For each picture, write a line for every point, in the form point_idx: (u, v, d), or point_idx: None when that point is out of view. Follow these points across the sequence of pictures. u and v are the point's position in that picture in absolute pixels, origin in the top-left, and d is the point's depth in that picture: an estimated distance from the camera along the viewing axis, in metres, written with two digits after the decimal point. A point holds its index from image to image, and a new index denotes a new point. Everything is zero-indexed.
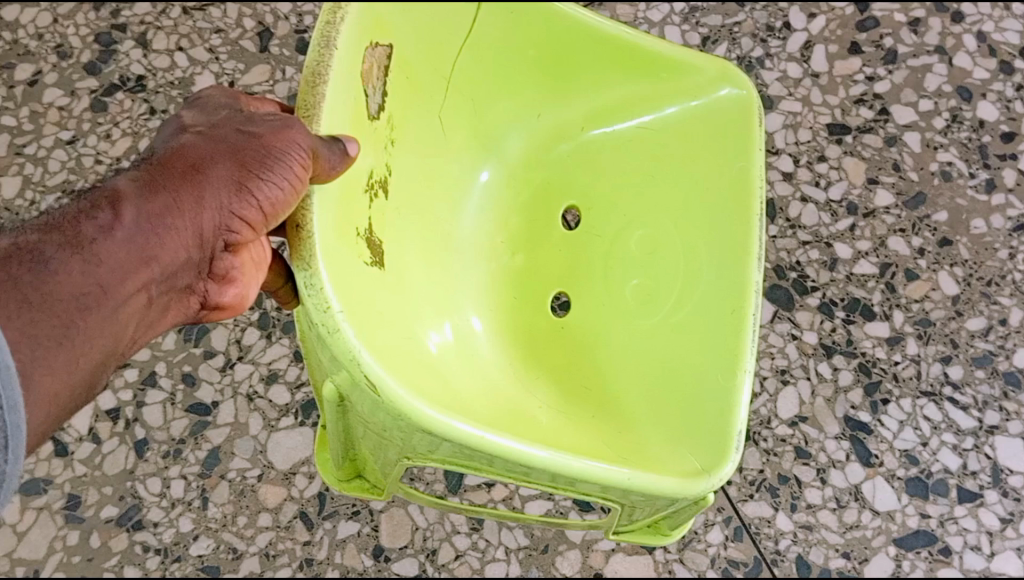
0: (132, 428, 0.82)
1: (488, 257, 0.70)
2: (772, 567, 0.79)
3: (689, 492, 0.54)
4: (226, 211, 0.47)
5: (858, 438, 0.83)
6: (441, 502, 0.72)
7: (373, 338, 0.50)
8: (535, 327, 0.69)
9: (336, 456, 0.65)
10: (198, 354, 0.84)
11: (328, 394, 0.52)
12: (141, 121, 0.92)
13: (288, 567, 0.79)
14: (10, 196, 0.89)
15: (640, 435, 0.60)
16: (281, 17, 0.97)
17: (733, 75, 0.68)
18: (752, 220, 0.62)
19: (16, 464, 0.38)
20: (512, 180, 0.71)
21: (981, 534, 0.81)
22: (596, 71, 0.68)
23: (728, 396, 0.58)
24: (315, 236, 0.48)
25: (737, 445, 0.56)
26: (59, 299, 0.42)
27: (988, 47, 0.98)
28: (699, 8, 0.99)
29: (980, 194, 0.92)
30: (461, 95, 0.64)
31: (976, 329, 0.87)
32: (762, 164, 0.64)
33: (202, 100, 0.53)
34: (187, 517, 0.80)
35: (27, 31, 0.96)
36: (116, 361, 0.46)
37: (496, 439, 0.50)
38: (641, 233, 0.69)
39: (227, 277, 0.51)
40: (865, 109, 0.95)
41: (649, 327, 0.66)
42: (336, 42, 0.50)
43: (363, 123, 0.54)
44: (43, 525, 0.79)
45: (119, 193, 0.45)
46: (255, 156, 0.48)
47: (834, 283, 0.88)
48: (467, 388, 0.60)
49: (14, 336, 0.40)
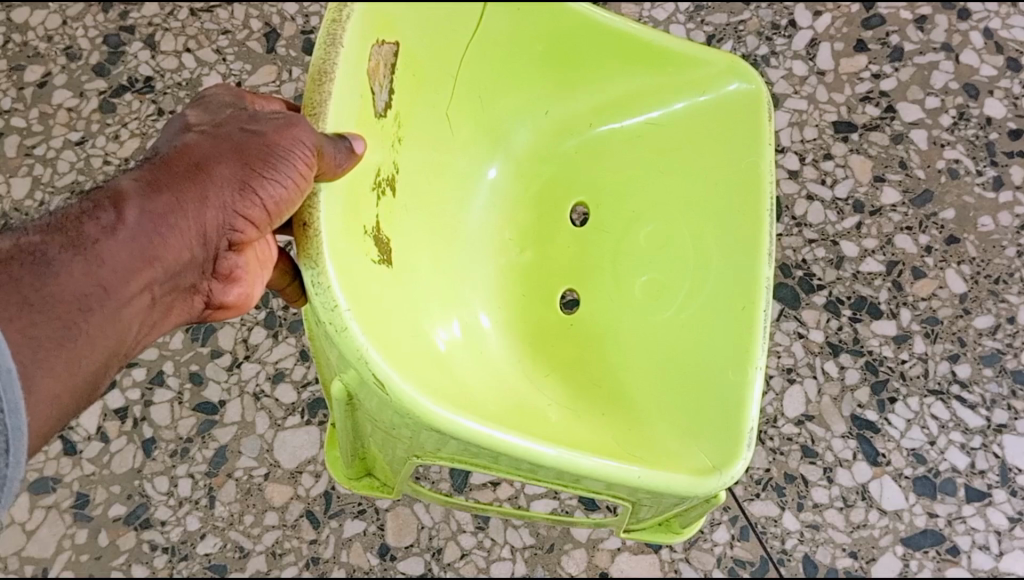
0: (140, 427, 0.82)
1: (497, 254, 0.70)
2: (779, 567, 0.79)
3: (700, 490, 0.54)
4: (231, 210, 0.48)
5: (865, 437, 0.83)
6: (450, 501, 0.72)
7: (381, 335, 0.50)
8: (544, 324, 0.69)
9: (345, 454, 0.65)
10: (205, 353, 0.85)
11: (337, 392, 0.53)
12: (149, 121, 0.93)
13: (294, 565, 0.79)
14: (20, 197, 0.89)
15: (650, 431, 0.60)
16: (288, 18, 0.98)
17: (742, 68, 0.67)
18: (762, 216, 0.62)
19: (18, 466, 0.39)
20: (520, 176, 0.72)
21: (989, 533, 0.80)
22: (604, 66, 0.68)
23: (740, 393, 0.58)
24: (322, 234, 0.49)
25: (749, 443, 0.56)
26: (62, 301, 0.42)
27: (995, 44, 0.97)
28: (704, 7, 0.98)
29: (988, 192, 0.91)
30: (469, 92, 0.64)
31: (983, 327, 0.86)
32: (771, 159, 0.64)
33: (206, 99, 0.53)
34: (195, 516, 0.80)
35: (36, 33, 0.97)
36: (120, 361, 0.46)
37: (504, 436, 0.50)
38: (649, 229, 0.69)
39: (232, 276, 0.51)
40: (871, 107, 0.95)
41: (658, 323, 0.66)
42: (342, 41, 0.50)
43: (371, 121, 0.54)
44: (51, 524, 0.80)
45: (121, 193, 0.45)
46: (259, 155, 0.48)
47: (840, 281, 0.88)
48: (476, 385, 0.60)
49: (15, 338, 0.40)
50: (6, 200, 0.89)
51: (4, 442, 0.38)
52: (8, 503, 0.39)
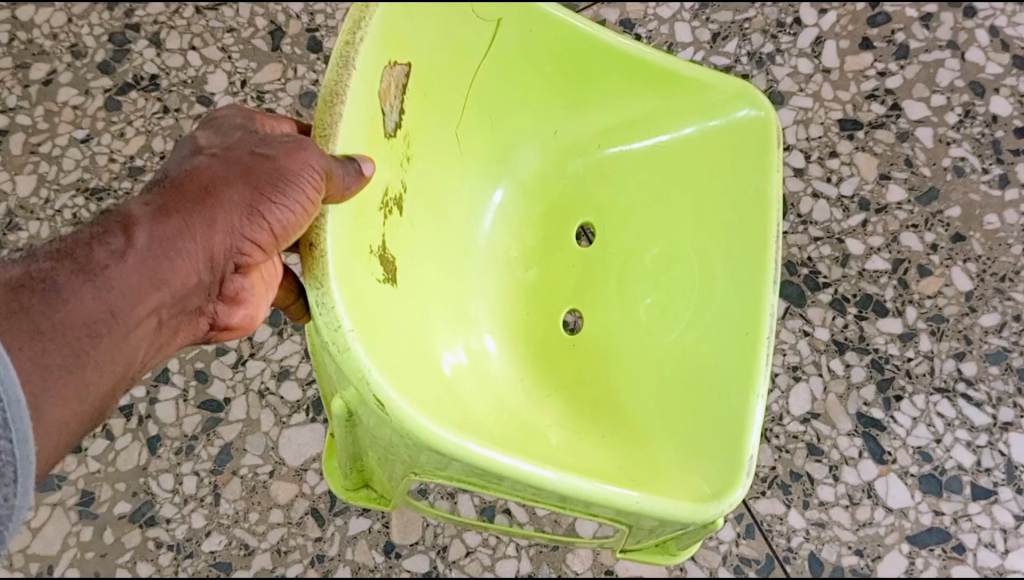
0: (146, 424, 0.83)
1: (504, 271, 0.70)
2: (784, 564, 0.79)
3: (698, 517, 0.54)
4: (238, 234, 0.47)
5: (871, 435, 0.82)
6: (452, 516, 0.69)
7: (384, 356, 0.50)
8: (548, 343, 0.68)
9: (343, 465, 0.64)
10: (210, 351, 0.85)
11: (338, 409, 0.52)
12: (155, 119, 0.93)
13: (299, 563, 0.79)
14: (25, 195, 0.90)
15: (653, 455, 0.60)
16: (293, 16, 0.98)
17: (752, 94, 0.67)
18: (768, 241, 0.62)
19: (27, 494, 0.38)
20: (527, 197, 0.71)
21: (995, 531, 0.80)
22: (614, 88, 0.68)
23: (741, 420, 0.58)
24: (328, 254, 0.48)
25: (748, 470, 0.56)
26: (70, 328, 0.42)
27: (1001, 42, 0.97)
28: (710, 4, 0.98)
29: (994, 190, 0.91)
30: (479, 112, 0.64)
31: (989, 325, 0.86)
32: (779, 184, 0.64)
33: (217, 120, 0.53)
34: (200, 513, 0.80)
35: (42, 31, 0.97)
36: (127, 385, 0.46)
37: (508, 460, 0.49)
38: (655, 252, 0.69)
39: (238, 297, 0.51)
40: (876, 105, 0.95)
41: (663, 346, 0.65)
42: (356, 62, 0.50)
43: (380, 141, 0.54)
44: (57, 521, 0.80)
45: (131, 218, 0.45)
46: (269, 178, 0.47)
47: (846, 279, 0.88)
48: (479, 409, 0.59)
49: (24, 367, 0.39)
50: (11, 198, 0.89)
51: (12, 471, 0.37)
52: (17, 529, 0.38)
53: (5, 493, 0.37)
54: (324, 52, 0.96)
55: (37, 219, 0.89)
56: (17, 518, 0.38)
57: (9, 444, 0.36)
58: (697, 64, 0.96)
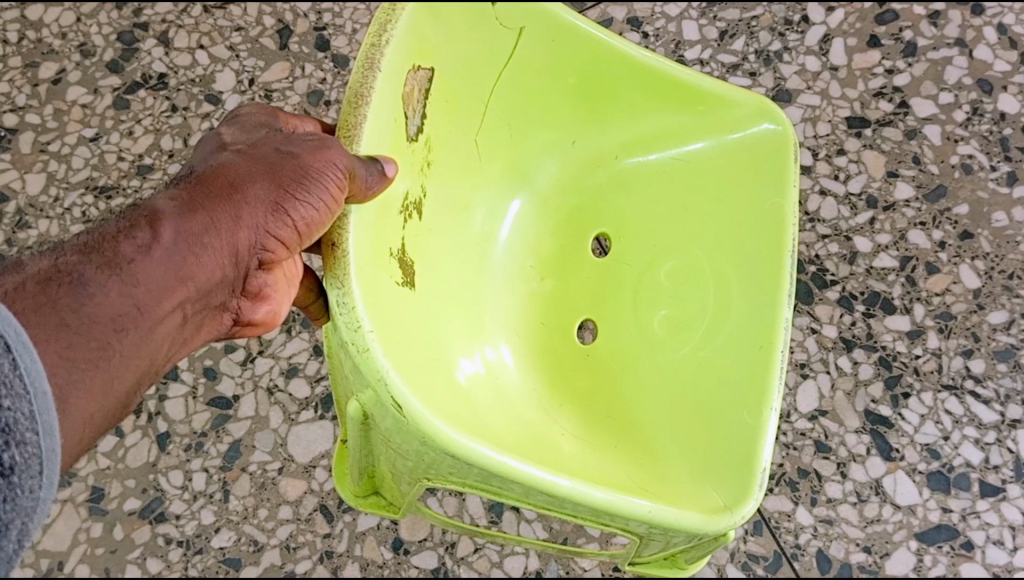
0: (155, 421, 0.83)
1: (519, 282, 0.70)
2: (793, 561, 0.79)
3: (711, 529, 0.53)
4: (262, 230, 0.48)
5: (878, 432, 0.83)
6: (454, 523, 0.68)
7: (402, 360, 0.50)
8: (561, 354, 0.68)
9: (354, 472, 0.64)
10: (219, 348, 0.85)
11: (353, 411, 0.52)
12: (163, 118, 0.93)
13: (308, 559, 0.79)
14: (35, 192, 0.90)
15: (664, 470, 0.60)
16: (301, 15, 0.98)
17: (773, 110, 0.67)
18: (784, 257, 0.63)
19: (52, 486, 0.37)
20: (544, 208, 0.71)
21: (1003, 528, 0.80)
22: (634, 101, 0.68)
23: (754, 436, 0.58)
24: (350, 253, 0.48)
25: (760, 483, 0.56)
26: (97, 323, 0.41)
27: (1009, 39, 0.97)
28: (717, 3, 0.99)
29: (1002, 187, 0.91)
30: (497, 123, 0.64)
31: (997, 322, 0.86)
32: (796, 202, 0.64)
33: (241, 117, 0.53)
34: (209, 510, 0.80)
35: (50, 31, 0.97)
36: (150, 379, 0.46)
37: (522, 468, 0.50)
38: (671, 265, 0.69)
39: (261, 293, 0.52)
40: (885, 102, 0.95)
41: (677, 358, 0.65)
42: (381, 65, 0.50)
43: (402, 145, 0.54)
44: (67, 517, 0.80)
45: (158, 213, 0.45)
46: (293, 176, 0.48)
47: (853, 277, 0.88)
48: (494, 419, 0.59)
49: (50, 361, 0.39)
50: (21, 196, 0.90)
51: (38, 463, 0.36)
52: (38, 525, 0.37)
53: (31, 485, 0.36)
54: (332, 50, 0.97)
55: (46, 217, 0.89)
56: (41, 512, 0.37)
57: (36, 435, 0.36)
58: (703, 62, 0.96)
